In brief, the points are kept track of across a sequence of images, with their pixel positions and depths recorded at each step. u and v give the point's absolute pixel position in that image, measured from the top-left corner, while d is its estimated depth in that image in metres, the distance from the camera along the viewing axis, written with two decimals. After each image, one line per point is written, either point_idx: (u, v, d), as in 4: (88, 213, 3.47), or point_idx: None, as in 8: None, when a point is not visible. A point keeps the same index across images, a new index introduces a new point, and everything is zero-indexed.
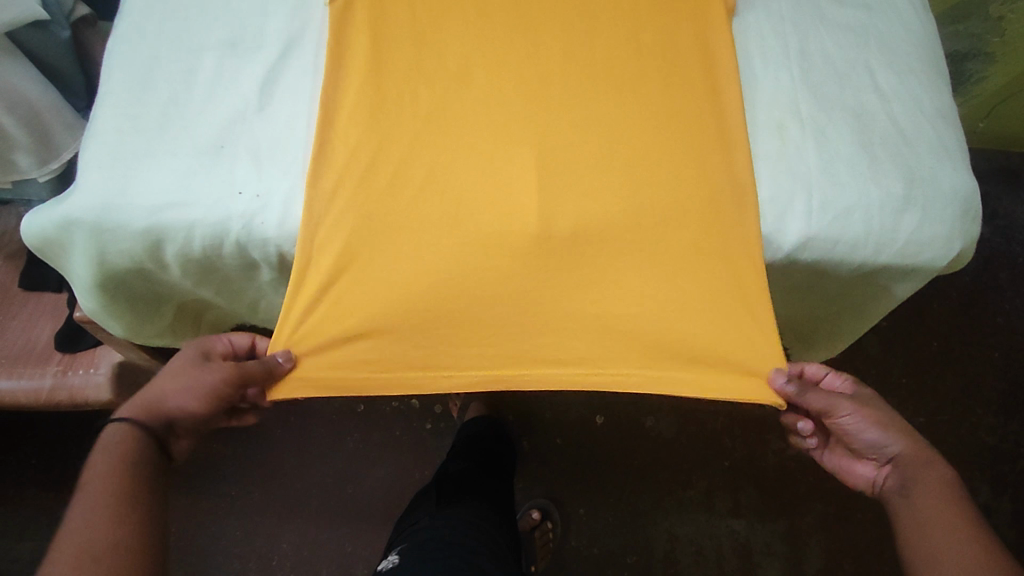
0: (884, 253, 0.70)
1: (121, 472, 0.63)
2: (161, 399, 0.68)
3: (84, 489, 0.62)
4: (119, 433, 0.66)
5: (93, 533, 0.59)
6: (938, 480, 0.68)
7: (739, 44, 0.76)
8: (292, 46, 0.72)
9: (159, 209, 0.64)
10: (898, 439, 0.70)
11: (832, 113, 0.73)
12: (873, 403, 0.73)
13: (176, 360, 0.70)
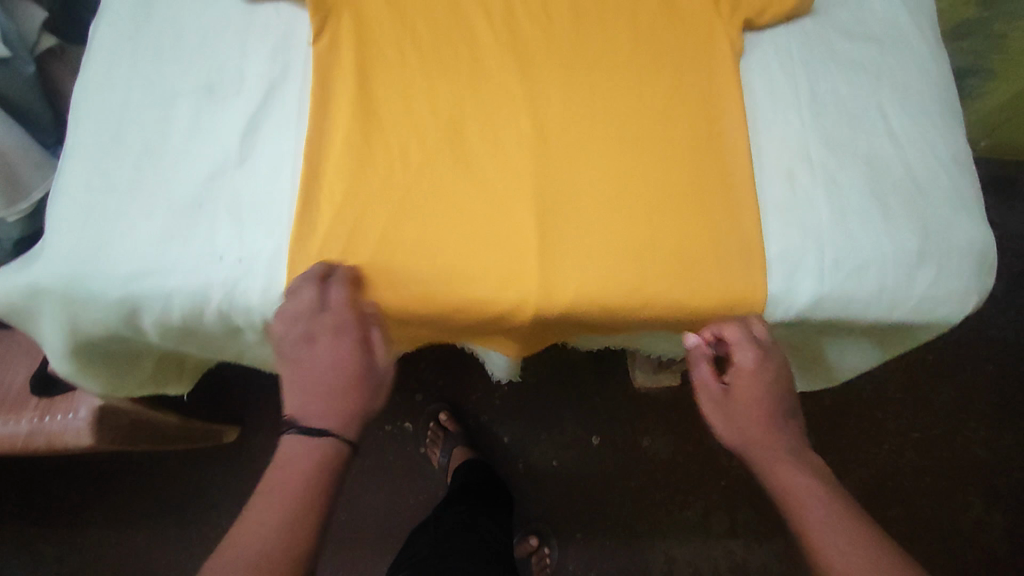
0: (897, 310, 0.67)
1: (311, 489, 0.53)
2: (343, 403, 0.57)
3: (262, 506, 0.52)
4: (304, 442, 0.55)
5: (274, 543, 0.50)
6: (800, 482, 0.59)
7: (745, 86, 0.72)
8: (274, 91, 0.67)
9: (134, 278, 0.60)
10: (738, 422, 0.63)
11: (844, 160, 0.69)
12: (723, 346, 0.65)
13: (322, 350, 0.58)
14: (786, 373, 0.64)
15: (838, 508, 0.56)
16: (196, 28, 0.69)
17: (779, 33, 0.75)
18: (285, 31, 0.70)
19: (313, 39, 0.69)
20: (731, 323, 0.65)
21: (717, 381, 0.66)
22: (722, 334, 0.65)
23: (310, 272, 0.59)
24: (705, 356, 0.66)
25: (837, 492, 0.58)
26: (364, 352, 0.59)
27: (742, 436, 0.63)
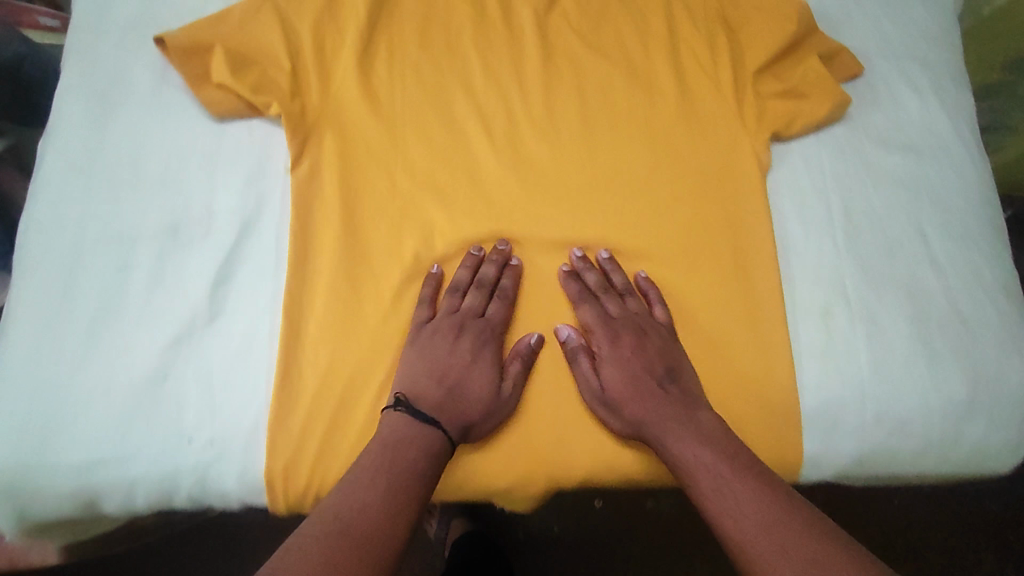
0: (945, 465, 0.61)
1: (407, 471, 0.50)
2: (453, 399, 0.55)
3: (358, 477, 0.49)
4: (415, 421, 0.52)
5: (347, 511, 0.46)
6: (729, 482, 0.51)
7: (773, 208, 0.66)
8: (248, 228, 0.60)
9: (90, 469, 0.52)
10: (621, 406, 0.57)
11: (882, 294, 0.64)
12: (642, 338, 0.59)
13: (449, 346, 0.57)
14: (658, 342, 0.59)
15: (745, 482, 0.51)
16: (157, 155, 0.61)
17: (808, 140, 0.68)
18: (260, 155, 0.62)
19: (291, 165, 0.61)
20: (592, 306, 0.60)
21: (619, 373, 0.58)
22: (644, 328, 0.60)
23: (487, 268, 0.60)
24: (606, 328, 0.60)
25: (737, 462, 0.52)
26: (495, 367, 0.57)
27: (635, 420, 0.56)
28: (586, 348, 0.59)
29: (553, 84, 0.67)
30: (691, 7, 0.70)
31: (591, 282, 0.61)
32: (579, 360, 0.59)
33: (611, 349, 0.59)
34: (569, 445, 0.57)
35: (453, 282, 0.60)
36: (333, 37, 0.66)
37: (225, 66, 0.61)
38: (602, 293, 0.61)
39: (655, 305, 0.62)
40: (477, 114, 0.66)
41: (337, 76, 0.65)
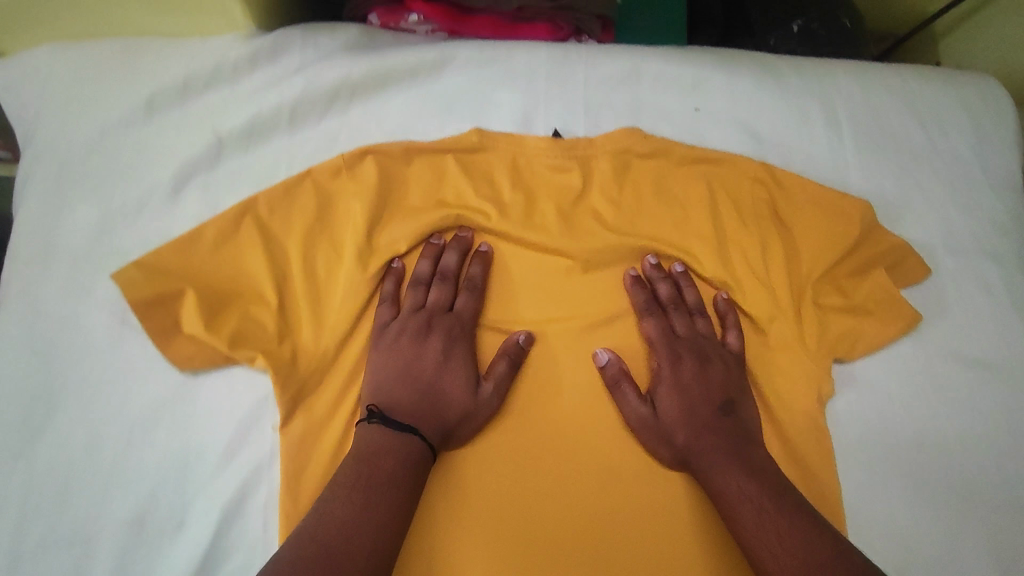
0: None
1: (387, 481, 0.46)
2: (429, 406, 0.51)
3: (332, 495, 0.45)
4: (388, 428, 0.49)
5: (322, 528, 0.43)
6: (762, 500, 0.47)
7: (836, 443, 0.58)
8: (228, 514, 0.48)
9: None
10: (673, 433, 0.53)
11: (964, 554, 0.55)
12: (705, 365, 0.55)
13: (414, 346, 0.53)
14: (721, 373, 0.55)
15: (770, 505, 0.47)
16: (114, 427, 0.49)
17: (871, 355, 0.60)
18: (244, 417, 0.51)
19: (279, 426, 0.51)
20: (657, 320, 0.57)
21: (678, 403, 0.54)
22: (709, 354, 0.56)
23: (448, 258, 0.56)
24: (670, 352, 0.56)
25: (782, 494, 0.48)
26: (473, 372, 0.53)
27: (686, 448, 0.52)
28: (630, 377, 0.55)
29: (586, 305, 0.58)
30: (738, 198, 0.61)
31: (662, 293, 0.58)
32: (623, 389, 0.54)
33: (672, 370, 0.55)
34: (573, 475, 0.53)
35: (414, 274, 0.56)
36: (325, 254, 0.56)
37: (198, 315, 0.50)
38: (672, 307, 0.58)
39: (694, 315, 0.58)
40: (497, 339, 0.57)
41: (331, 304, 0.54)
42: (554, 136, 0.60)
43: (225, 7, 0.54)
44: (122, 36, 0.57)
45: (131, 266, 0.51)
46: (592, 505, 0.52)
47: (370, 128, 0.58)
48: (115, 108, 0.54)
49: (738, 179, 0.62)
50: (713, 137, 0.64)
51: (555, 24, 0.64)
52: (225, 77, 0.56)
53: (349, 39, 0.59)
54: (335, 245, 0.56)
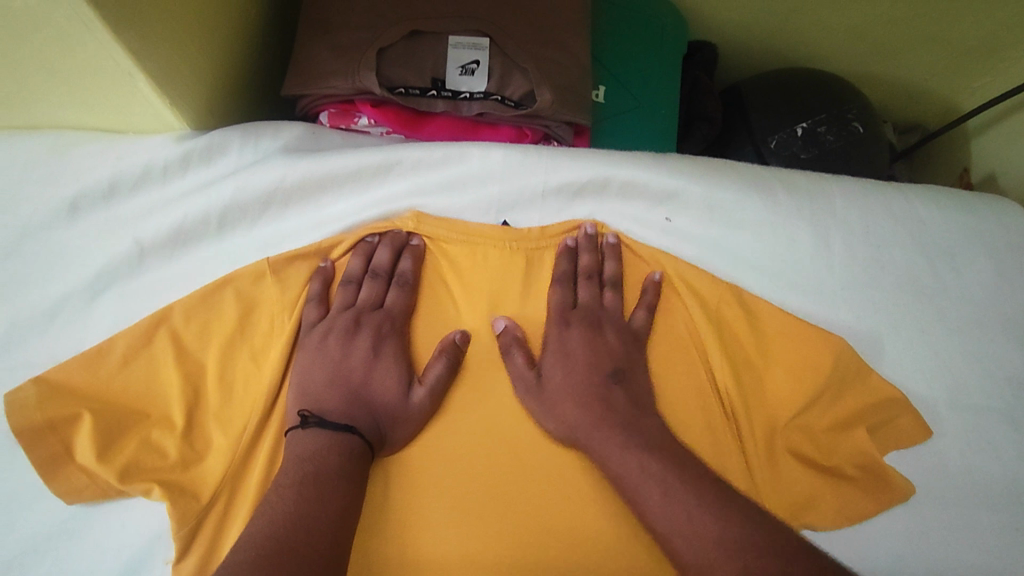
0: None
1: (336, 478, 0.42)
2: (357, 403, 0.47)
3: (275, 500, 0.41)
4: (325, 431, 0.45)
5: (275, 525, 0.39)
6: (658, 470, 0.43)
7: None
8: None
9: None
10: (561, 404, 0.48)
11: None
12: (597, 335, 0.50)
13: (343, 341, 0.49)
14: (613, 344, 0.50)
15: (677, 471, 0.43)
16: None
17: (871, 523, 0.50)
18: (132, 557, 0.45)
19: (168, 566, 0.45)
20: (562, 287, 0.52)
21: (563, 370, 0.49)
22: (604, 322, 0.51)
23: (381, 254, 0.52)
24: (561, 318, 0.51)
25: (679, 461, 0.44)
26: (403, 359, 0.49)
27: (576, 420, 0.47)
28: (520, 343, 0.50)
29: (520, 437, 0.48)
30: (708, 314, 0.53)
31: (580, 263, 0.53)
32: (513, 355, 0.50)
33: (562, 338, 0.50)
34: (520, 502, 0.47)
35: (345, 274, 0.52)
36: (244, 366, 0.50)
37: (93, 446, 0.46)
38: (582, 277, 0.53)
39: (607, 288, 0.53)
40: (407, 473, 0.47)
41: (235, 431, 0.48)
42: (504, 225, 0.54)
43: (156, 111, 0.51)
44: (51, 130, 0.54)
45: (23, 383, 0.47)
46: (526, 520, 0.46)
47: (303, 232, 0.53)
48: (38, 210, 0.52)
49: (712, 291, 0.54)
50: (686, 245, 0.56)
51: (521, 129, 0.61)
52: (153, 179, 0.53)
53: (292, 140, 0.55)
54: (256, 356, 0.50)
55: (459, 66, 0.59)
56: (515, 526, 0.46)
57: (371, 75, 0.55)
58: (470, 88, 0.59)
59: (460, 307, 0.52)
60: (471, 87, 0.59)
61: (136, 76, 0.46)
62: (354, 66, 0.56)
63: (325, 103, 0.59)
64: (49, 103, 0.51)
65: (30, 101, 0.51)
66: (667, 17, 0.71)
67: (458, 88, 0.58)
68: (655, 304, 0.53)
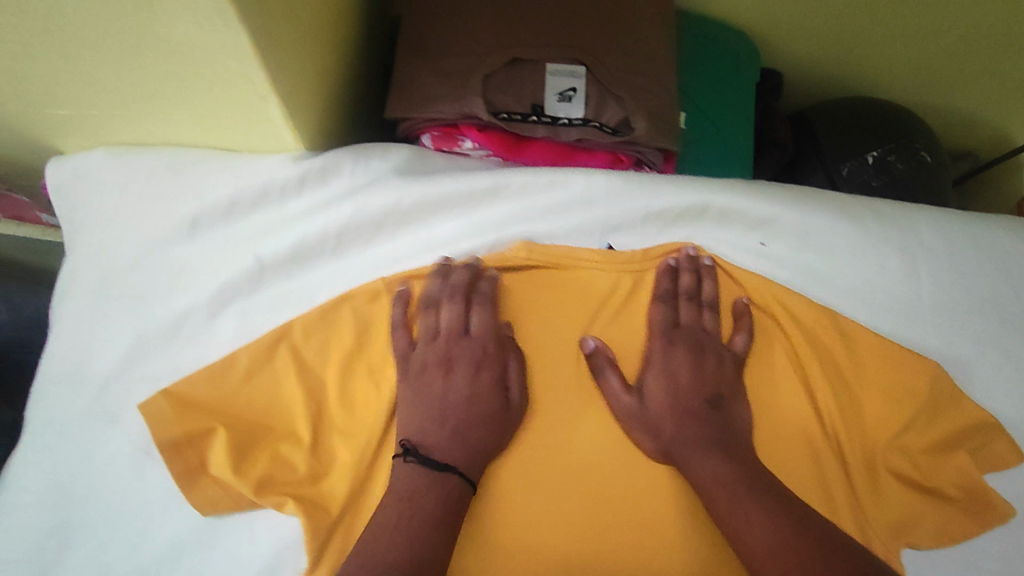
0: None
1: (436, 522, 0.44)
2: (466, 448, 0.47)
3: (384, 522, 0.43)
4: (429, 470, 0.46)
5: (368, 574, 0.40)
6: (743, 495, 0.45)
7: None
8: None
9: None
10: (660, 422, 0.49)
11: None
12: (699, 358, 0.51)
13: (444, 382, 0.49)
14: (714, 368, 0.51)
15: (758, 500, 0.45)
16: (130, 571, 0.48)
17: (969, 544, 0.52)
18: (266, 564, 0.47)
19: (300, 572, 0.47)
20: (665, 306, 0.53)
21: (664, 388, 0.50)
22: (705, 345, 0.51)
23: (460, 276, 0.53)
24: (665, 336, 0.52)
25: (765, 490, 0.46)
26: (501, 399, 0.49)
27: (672, 437, 0.49)
28: (614, 362, 0.51)
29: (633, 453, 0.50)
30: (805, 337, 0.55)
31: (682, 284, 0.54)
32: (608, 376, 0.51)
33: (664, 355, 0.51)
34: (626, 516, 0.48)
35: (423, 299, 0.52)
36: (363, 382, 0.52)
37: (226, 459, 0.47)
38: (684, 298, 0.53)
39: (707, 309, 0.54)
40: (530, 486, 0.49)
41: (358, 444, 0.49)
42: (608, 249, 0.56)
43: (278, 133, 0.53)
44: (174, 147, 0.57)
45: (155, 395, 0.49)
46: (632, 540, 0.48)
47: (416, 251, 0.55)
48: (165, 226, 0.55)
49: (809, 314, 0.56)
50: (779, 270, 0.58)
51: (616, 154, 0.63)
52: (272, 197, 0.55)
53: (400, 161, 0.57)
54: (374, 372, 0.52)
55: (558, 92, 0.61)
56: (627, 540, 0.48)
57: (478, 101, 0.57)
58: (568, 115, 0.60)
59: (568, 326, 0.54)
60: (569, 114, 0.60)
61: (267, 98, 0.49)
62: (462, 92, 0.58)
63: (428, 126, 0.61)
64: (178, 122, 0.54)
65: (163, 119, 0.54)
66: (742, 46, 0.74)
67: (556, 114, 0.60)
68: (755, 330, 0.54)
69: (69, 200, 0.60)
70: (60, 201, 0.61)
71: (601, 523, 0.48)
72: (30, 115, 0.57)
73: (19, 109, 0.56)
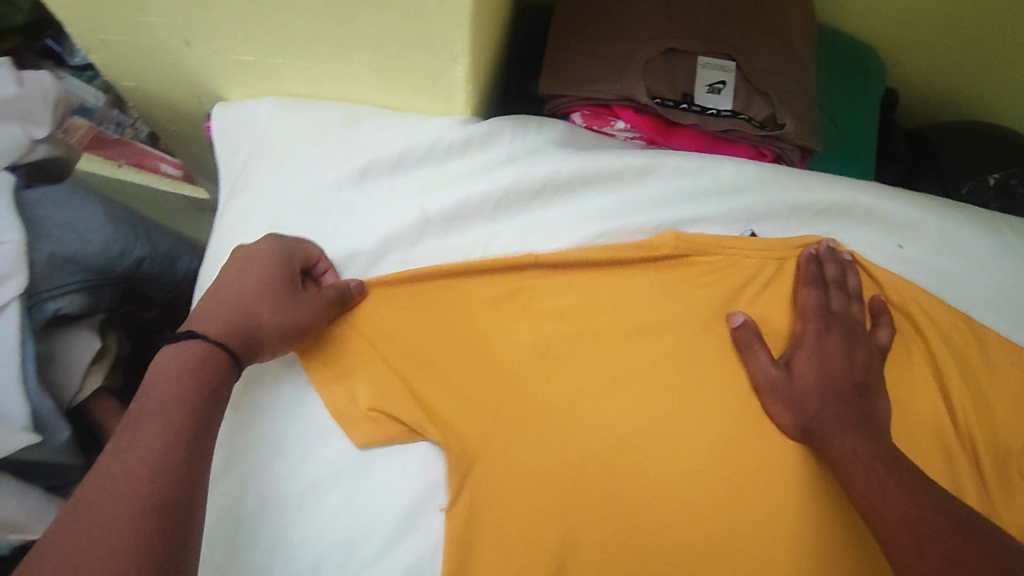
0: None
1: (159, 411, 0.40)
2: (241, 322, 0.47)
3: (112, 450, 0.38)
4: (197, 338, 0.44)
5: (120, 476, 0.37)
6: (879, 468, 0.45)
7: None
8: None
9: None
10: (805, 398, 0.51)
11: None
12: (852, 344, 0.53)
13: (241, 276, 0.49)
14: (862, 355, 0.53)
15: (896, 474, 0.44)
16: (284, 495, 0.49)
17: None
18: (412, 502, 0.49)
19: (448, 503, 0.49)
20: (817, 291, 0.55)
21: (814, 368, 0.52)
22: (857, 333, 0.53)
23: (302, 251, 0.53)
24: (820, 320, 0.54)
25: (902, 463, 0.45)
26: (289, 292, 0.49)
27: (816, 416, 0.50)
28: (761, 337, 0.53)
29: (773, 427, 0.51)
30: (941, 335, 0.56)
31: (829, 273, 0.56)
32: (755, 350, 0.53)
33: (818, 339, 0.53)
34: (764, 487, 0.49)
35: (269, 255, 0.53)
36: (511, 329, 0.53)
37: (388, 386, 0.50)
38: (834, 286, 0.55)
39: (853, 299, 0.56)
40: (672, 445, 0.50)
41: (510, 388, 0.51)
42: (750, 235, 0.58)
43: (454, 94, 0.57)
44: (344, 102, 0.60)
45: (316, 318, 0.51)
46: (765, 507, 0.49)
47: (568, 226, 0.57)
48: (335, 172, 0.58)
49: (942, 313, 0.57)
50: (913, 271, 0.59)
51: (758, 148, 0.65)
52: (437, 156, 0.58)
53: (557, 135, 0.59)
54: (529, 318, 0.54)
55: (707, 84, 0.63)
56: (765, 505, 0.49)
57: (639, 85, 0.60)
58: (717, 106, 0.62)
59: (711, 300, 0.55)
60: (718, 105, 0.62)
61: (458, 60, 0.52)
62: (621, 74, 0.61)
63: (581, 104, 0.63)
64: (355, 78, 0.58)
65: (345, 72, 0.57)
66: (872, 61, 0.77)
67: (706, 105, 0.62)
68: (894, 327, 0.56)
69: (233, 144, 0.63)
70: (222, 144, 0.63)
71: (736, 495, 0.49)
72: (211, 58, 0.60)
73: (208, 53, 0.59)
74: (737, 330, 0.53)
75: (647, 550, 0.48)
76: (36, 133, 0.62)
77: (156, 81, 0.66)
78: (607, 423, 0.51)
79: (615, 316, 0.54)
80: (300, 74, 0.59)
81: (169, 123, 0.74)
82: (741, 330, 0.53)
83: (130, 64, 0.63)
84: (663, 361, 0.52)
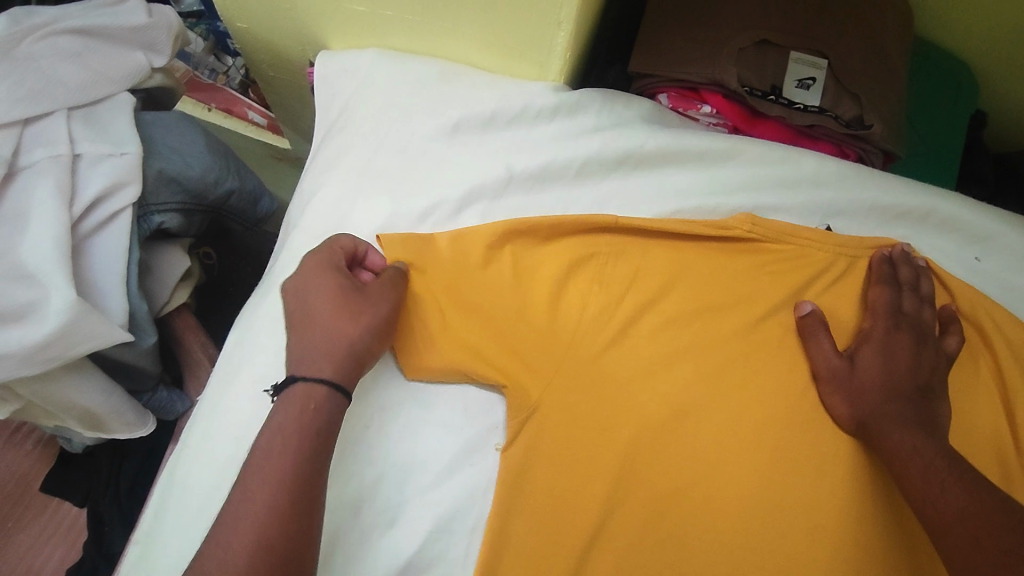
0: None
1: (304, 431, 0.44)
2: (344, 351, 0.47)
3: (260, 462, 0.43)
4: (301, 385, 0.46)
5: (270, 490, 0.41)
6: (941, 465, 0.45)
7: None
8: (446, 523, 0.51)
9: None
10: (866, 390, 0.51)
11: None
12: (920, 346, 0.53)
13: (319, 301, 0.49)
14: (928, 357, 0.53)
15: (956, 472, 0.44)
16: (352, 414, 0.53)
17: None
18: (474, 436, 0.53)
19: (505, 442, 0.52)
20: (890, 291, 0.55)
21: (878, 362, 0.52)
22: (925, 337, 0.54)
23: (339, 249, 0.52)
24: (891, 318, 0.54)
25: (962, 463, 0.45)
26: (356, 295, 0.49)
27: (874, 409, 0.50)
28: (827, 327, 0.54)
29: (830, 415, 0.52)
30: (1014, 347, 0.55)
31: (903, 275, 0.56)
32: (819, 338, 0.53)
33: (885, 336, 0.53)
34: (814, 470, 0.50)
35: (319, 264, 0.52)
36: (581, 289, 0.55)
37: (460, 326, 0.52)
38: (907, 288, 0.56)
39: (925, 304, 0.56)
40: (727, 418, 0.51)
41: (575, 345, 0.52)
42: (826, 229, 0.58)
43: (552, 60, 0.58)
44: (441, 60, 0.62)
45: (398, 251, 0.54)
46: (811, 488, 0.49)
47: (648, 199, 0.59)
48: (426, 125, 0.60)
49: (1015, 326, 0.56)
50: (985, 282, 0.60)
51: (841, 147, 0.66)
52: (527, 119, 0.60)
53: (644, 111, 0.61)
54: (600, 281, 0.55)
55: (797, 79, 0.63)
56: (813, 485, 0.49)
57: (730, 72, 0.61)
58: (805, 101, 0.63)
59: (780, 285, 0.56)
60: (805, 101, 0.63)
61: (562, 26, 0.53)
62: (714, 58, 0.62)
63: (668, 86, 0.65)
64: (458, 37, 0.59)
65: (446, 29, 0.59)
66: (964, 78, 0.77)
67: (795, 99, 0.62)
68: (964, 336, 0.55)
69: (332, 91, 0.64)
70: (320, 89, 0.64)
71: (785, 472, 0.50)
72: (324, 4, 0.61)
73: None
74: (806, 318, 0.54)
75: (692, 515, 0.49)
76: (156, 62, 0.67)
77: (265, 24, 0.69)
78: (665, 389, 0.52)
79: (682, 288, 0.55)
80: (402, 27, 0.60)
81: (269, 69, 0.79)
82: (810, 318, 0.54)
83: (243, 4, 0.66)
84: (726, 339, 0.53)
